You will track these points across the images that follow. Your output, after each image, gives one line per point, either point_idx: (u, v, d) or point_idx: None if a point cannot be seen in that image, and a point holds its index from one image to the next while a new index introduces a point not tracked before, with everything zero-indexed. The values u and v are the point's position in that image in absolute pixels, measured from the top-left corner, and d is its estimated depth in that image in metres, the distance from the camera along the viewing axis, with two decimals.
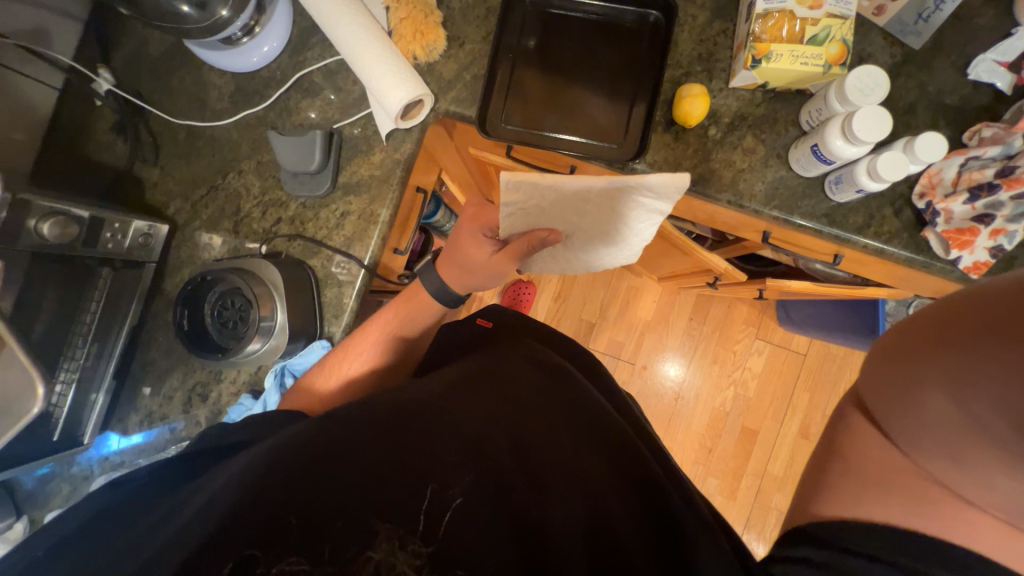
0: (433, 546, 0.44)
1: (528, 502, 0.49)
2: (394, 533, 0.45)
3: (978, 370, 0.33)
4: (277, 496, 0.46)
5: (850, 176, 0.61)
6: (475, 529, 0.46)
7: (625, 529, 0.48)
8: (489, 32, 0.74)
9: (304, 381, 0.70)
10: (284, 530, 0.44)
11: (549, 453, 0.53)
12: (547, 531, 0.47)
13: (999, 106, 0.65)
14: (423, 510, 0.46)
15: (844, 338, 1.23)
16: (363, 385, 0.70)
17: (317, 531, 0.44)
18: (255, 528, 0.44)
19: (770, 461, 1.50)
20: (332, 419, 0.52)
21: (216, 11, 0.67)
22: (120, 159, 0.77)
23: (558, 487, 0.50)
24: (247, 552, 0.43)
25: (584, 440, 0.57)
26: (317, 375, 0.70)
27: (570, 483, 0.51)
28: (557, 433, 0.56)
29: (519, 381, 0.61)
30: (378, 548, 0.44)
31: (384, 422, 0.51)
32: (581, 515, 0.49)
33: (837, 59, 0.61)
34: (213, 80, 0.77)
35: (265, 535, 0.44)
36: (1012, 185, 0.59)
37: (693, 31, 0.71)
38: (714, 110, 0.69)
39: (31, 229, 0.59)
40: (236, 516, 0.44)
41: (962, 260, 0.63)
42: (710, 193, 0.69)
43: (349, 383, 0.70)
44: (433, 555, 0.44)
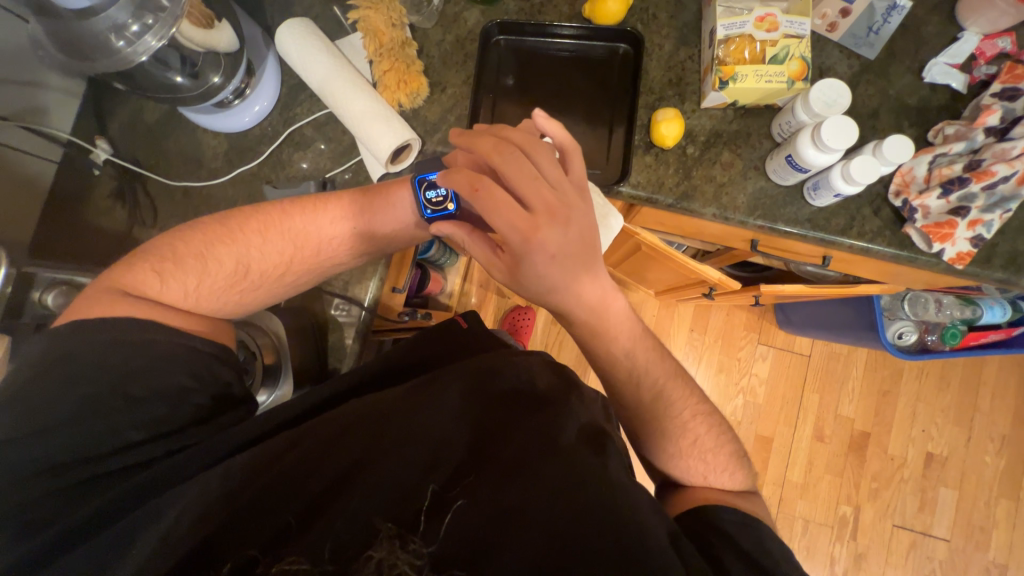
0: (432, 548, 0.44)
1: (520, 499, 0.48)
2: (393, 533, 0.44)
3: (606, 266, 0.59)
4: (275, 499, 0.48)
5: (826, 182, 0.63)
6: (475, 528, 0.46)
7: (619, 525, 0.46)
8: (468, 75, 0.77)
9: (133, 268, 0.60)
10: (285, 530, 0.46)
11: (538, 443, 0.52)
12: (536, 519, 0.47)
13: (958, 105, 0.69)
14: (424, 509, 0.47)
15: (845, 336, 1.24)
16: (198, 286, 0.61)
17: (318, 533, 0.45)
18: (257, 531, 0.46)
19: (789, 467, 1.48)
20: (326, 418, 0.54)
21: (209, 78, 0.70)
22: (118, 223, 0.78)
23: (543, 474, 0.50)
24: (248, 554, 0.44)
25: (579, 434, 0.54)
26: (166, 281, 0.59)
27: (563, 480, 0.49)
28: (546, 419, 0.54)
29: (498, 369, 0.59)
30: (379, 548, 0.42)
31: (370, 424, 0.53)
32: (572, 513, 0.47)
33: (799, 75, 0.65)
34: (208, 141, 0.80)
35: (266, 538, 0.45)
36: (982, 177, 0.62)
37: (661, 59, 0.74)
38: (689, 130, 0.72)
39: (37, 301, 0.61)
40: (234, 522, 0.46)
41: (945, 252, 0.64)
42: (695, 208, 0.71)
43: (216, 302, 0.62)
44: (433, 555, 0.43)
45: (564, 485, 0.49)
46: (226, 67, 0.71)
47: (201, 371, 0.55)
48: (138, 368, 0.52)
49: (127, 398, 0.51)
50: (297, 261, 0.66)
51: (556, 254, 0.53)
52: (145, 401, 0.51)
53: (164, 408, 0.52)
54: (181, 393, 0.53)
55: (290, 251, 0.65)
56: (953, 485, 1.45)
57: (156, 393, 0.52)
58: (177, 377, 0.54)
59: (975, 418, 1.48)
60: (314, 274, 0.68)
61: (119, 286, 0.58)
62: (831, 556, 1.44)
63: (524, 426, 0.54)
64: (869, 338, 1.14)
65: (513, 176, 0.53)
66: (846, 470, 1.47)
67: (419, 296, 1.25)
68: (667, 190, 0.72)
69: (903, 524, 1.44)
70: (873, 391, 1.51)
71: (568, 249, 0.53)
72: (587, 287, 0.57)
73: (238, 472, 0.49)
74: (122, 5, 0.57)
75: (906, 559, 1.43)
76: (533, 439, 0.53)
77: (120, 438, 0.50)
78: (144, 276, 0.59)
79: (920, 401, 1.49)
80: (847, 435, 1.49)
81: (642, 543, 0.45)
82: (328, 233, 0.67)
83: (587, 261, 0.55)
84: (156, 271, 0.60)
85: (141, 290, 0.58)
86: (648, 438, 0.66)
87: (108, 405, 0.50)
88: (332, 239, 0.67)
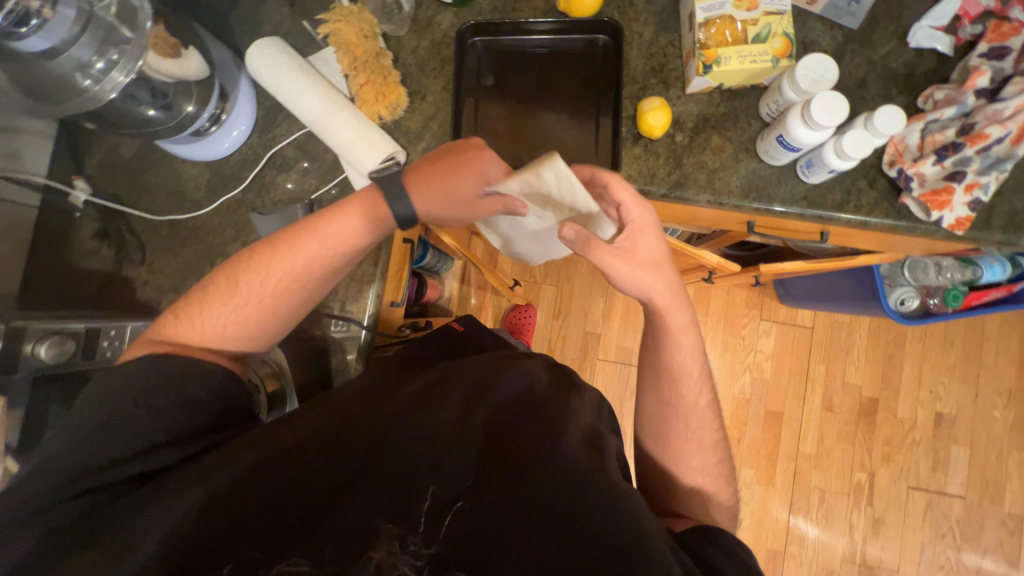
0: (433, 548, 0.44)
1: (521, 499, 0.47)
2: (393, 533, 0.45)
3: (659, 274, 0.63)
4: (274, 502, 0.47)
5: (819, 159, 0.63)
6: (477, 526, 0.46)
7: (616, 528, 0.46)
8: (447, 80, 0.75)
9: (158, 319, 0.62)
10: (286, 533, 0.45)
11: (537, 442, 0.51)
12: (536, 518, 0.46)
13: (944, 68, 0.68)
14: (424, 511, 0.46)
15: (846, 305, 1.23)
16: (207, 313, 0.60)
17: (319, 535, 0.45)
18: (259, 533, 0.45)
19: (801, 439, 1.49)
20: (323, 418, 0.53)
21: (182, 108, 0.68)
22: (107, 262, 0.76)
23: (544, 474, 0.49)
24: (249, 554, 0.44)
25: (578, 436, 0.53)
26: (179, 319, 0.60)
27: (562, 480, 0.48)
28: (546, 416, 0.54)
29: (497, 377, 0.58)
30: (379, 548, 0.44)
31: (370, 426, 0.52)
32: (571, 513, 0.47)
33: (783, 53, 0.63)
34: (188, 171, 0.78)
35: (265, 540, 0.45)
36: (976, 140, 0.61)
37: (641, 47, 0.73)
38: (676, 117, 0.71)
39: (28, 354, 0.59)
40: (228, 529, 0.45)
41: (944, 219, 0.64)
42: (690, 196, 0.70)
43: (219, 330, 0.60)
44: (433, 555, 0.44)
45: (563, 485, 0.48)
46: (199, 93, 0.69)
47: (210, 387, 0.54)
48: (155, 383, 0.52)
49: (148, 407, 0.51)
50: (286, 272, 0.61)
51: (632, 225, 0.61)
52: (163, 413, 0.51)
53: (185, 413, 0.52)
54: (200, 403, 0.53)
55: (276, 262, 0.61)
56: (964, 442, 1.47)
57: (178, 402, 0.52)
58: (193, 391, 0.53)
59: (981, 374, 1.49)
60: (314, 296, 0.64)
61: (148, 336, 0.60)
62: (850, 522, 1.45)
63: (524, 429, 0.53)
64: (871, 307, 1.14)
65: (526, 180, 0.60)
66: (858, 438, 1.48)
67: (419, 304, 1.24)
68: (660, 180, 0.71)
69: (918, 485, 1.46)
70: (877, 356, 1.51)
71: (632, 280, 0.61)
72: (645, 277, 0.62)
73: (243, 471, 0.48)
74: (85, 42, 0.56)
75: (924, 519, 1.44)
76: (534, 442, 0.51)
77: (141, 444, 0.50)
78: (166, 322, 0.60)
79: (925, 361, 1.50)
80: (856, 402, 1.50)
81: (642, 554, 0.44)
82: (312, 238, 0.61)
83: (649, 247, 0.63)
84: (171, 313, 0.61)
85: (162, 334, 0.60)
86: (691, 451, 0.64)
87: (129, 414, 0.50)
88: (321, 242, 0.61)
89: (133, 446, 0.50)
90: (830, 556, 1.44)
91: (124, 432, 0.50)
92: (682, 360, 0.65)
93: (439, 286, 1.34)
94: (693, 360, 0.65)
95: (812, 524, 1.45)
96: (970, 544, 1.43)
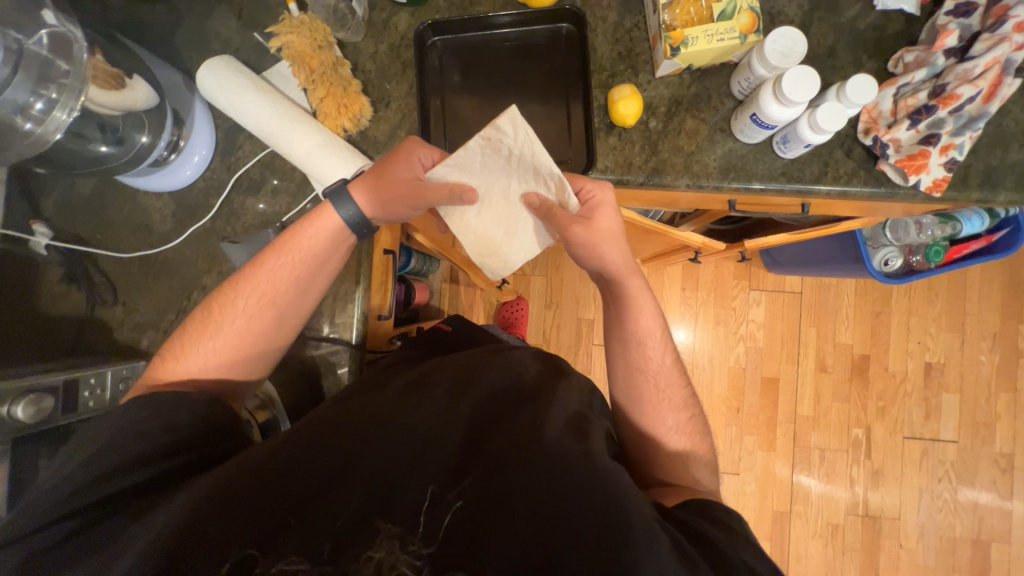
0: (432, 546, 0.44)
1: (515, 485, 0.47)
2: (393, 532, 0.44)
3: (613, 242, 0.64)
4: (265, 500, 0.46)
5: (795, 134, 0.62)
6: (470, 513, 0.46)
7: (613, 509, 0.45)
8: (411, 84, 0.73)
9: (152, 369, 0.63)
10: (280, 526, 0.45)
11: (526, 429, 0.52)
12: (529, 505, 0.46)
13: (913, 28, 0.67)
14: (422, 510, 0.46)
15: (831, 269, 1.24)
16: (197, 341, 0.62)
17: (316, 532, 0.44)
18: (252, 530, 0.45)
19: (798, 402, 1.52)
20: (312, 420, 0.54)
21: (135, 140, 0.65)
22: (79, 306, 0.74)
23: (533, 460, 0.49)
24: (246, 552, 0.43)
25: (567, 424, 0.55)
26: (166, 355, 0.62)
27: (552, 464, 0.49)
28: (534, 405, 0.55)
29: (482, 374, 0.60)
30: (378, 548, 0.43)
31: (359, 425, 0.53)
32: (565, 497, 0.46)
33: (751, 28, 0.62)
34: (151, 204, 0.75)
35: (260, 535, 0.44)
36: (948, 101, 0.61)
37: (606, 32, 0.71)
38: (648, 103, 0.70)
39: (5, 416, 0.56)
40: (220, 531, 0.44)
41: (922, 182, 0.63)
42: (669, 182, 0.69)
43: (202, 357, 0.61)
44: (432, 554, 0.43)
45: (555, 469, 0.48)
46: (151, 124, 0.66)
47: (198, 410, 0.55)
48: (150, 409, 0.53)
49: (144, 432, 0.51)
50: (270, 290, 0.64)
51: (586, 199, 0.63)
52: (159, 440, 0.52)
53: (179, 436, 0.53)
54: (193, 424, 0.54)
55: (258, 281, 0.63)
56: (953, 389, 1.51)
57: (168, 425, 0.53)
58: (193, 411, 0.54)
59: (966, 321, 1.52)
60: (297, 310, 0.66)
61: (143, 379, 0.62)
62: (851, 477, 1.49)
63: (514, 420, 0.54)
64: (856, 270, 1.14)
65: (483, 137, 0.60)
66: (852, 395, 1.52)
67: (408, 310, 1.23)
68: (637, 169, 0.69)
69: (913, 435, 1.50)
70: (866, 314, 1.53)
71: (587, 248, 0.64)
72: (602, 245, 0.64)
73: (236, 472, 0.48)
74: (19, 83, 0.53)
75: (920, 466, 1.49)
76: (521, 429, 0.52)
77: (139, 462, 0.50)
78: (159, 359, 0.63)
79: (912, 315, 1.52)
80: (848, 361, 1.53)
81: (627, 518, 0.44)
82: (289, 251, 0.65)
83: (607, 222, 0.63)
84: (164, 351, 0.63)
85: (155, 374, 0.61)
86: (665, 412, 0.65)
87: (133, 433, 0.51)
88: (295, 251, 0.65)
89: (131, 464, 0.50)
90: (834, 511, 1.49)
91: (123, 451, 0.50)
92: (647, 325, 0.67)
93: (428, 289, 1.32)
94: (655, 324, 0.68)
95: (815, 482, 1.49)
96: (966, 485, 1.48)
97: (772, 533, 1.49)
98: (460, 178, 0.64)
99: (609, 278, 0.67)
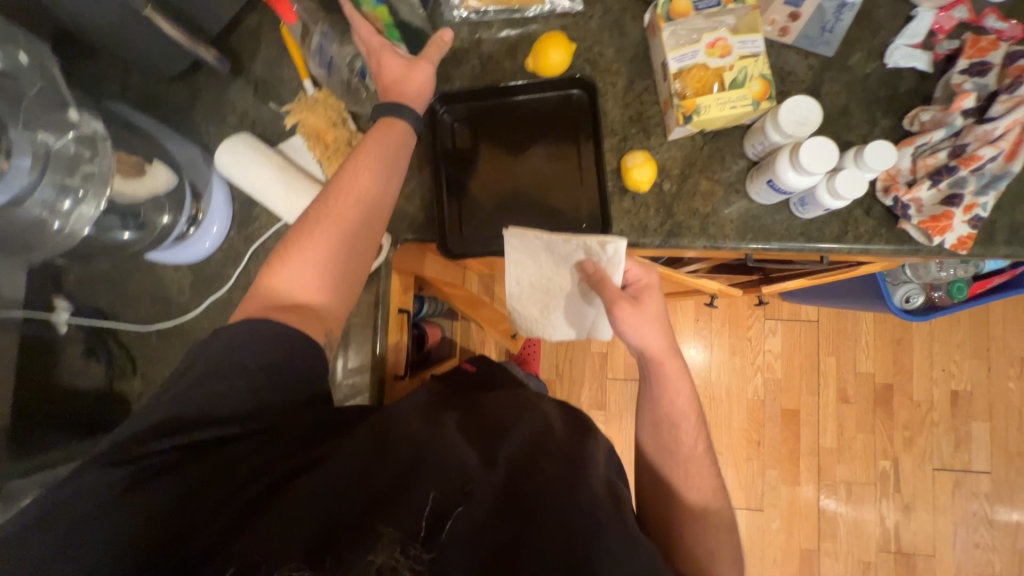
0: (434, 554, 0.40)
1: (536, 525, 0.43)
2: (394, 537, 0.40)
3: (651, 322, 0.62)
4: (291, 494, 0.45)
5: (813, 198, 0.61)
6: (479, 537, 0.42)
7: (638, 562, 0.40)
8: (424, 152, 0.74)
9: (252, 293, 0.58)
10: (291, 529, 0.42)
11: (558, 471, 0.47)
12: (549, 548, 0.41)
13: (925, 86, 0.67)
14: (426, 518, 0.42)
15: (847, 302, 1.21)
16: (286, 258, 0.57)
17: (324, 537, 0.41)
18: (262, 531, 0.42)
19: (820, 434, 1.48)
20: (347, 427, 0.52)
21: (157, 222, 0.68)
22: (98, 379, 0.74)
23: (560, 506, 0.44)
24: (248, 556, 0.40)
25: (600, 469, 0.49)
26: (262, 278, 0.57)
27: (582, 510, 0.43)
28: (569, 442, 0.51)
29: (517, 415, 0.54)
30: (379, 552, 0.39)
31: (388, 437, 0.49)
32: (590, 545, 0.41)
33: (763, 95, 0.62)
34: (170, 276, 0.76)
35: (267, 537, 0.41)
36: (969, 162, 0.60)
37: (617, 97, 0.72)
38: (661, 165, 0.70)
39: None
40: (264, 514, 0.44)
41: (946, 241, 0.63)
42: (686, 244, 0.68)
43: (293, 276, 0.56)
44: (433, 563, 0.40)
45: (581, 515, 0.43)
46: (171, 204, 0.69)
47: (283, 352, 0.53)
48: (247, 353, 0.52)
49: (238, 386, 0.52)
50: (346, 192, 0.58)
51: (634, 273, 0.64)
52: (248, 405, 0.52)
53: (247, 403, 0.51)
54: (280, 381, 0.53)
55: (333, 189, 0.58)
56: (983, 417, 1.46)
57: (258, 392, 0.52)
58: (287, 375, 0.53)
59: (991, 347, 1.47)
60: (381, 203, 0.60)
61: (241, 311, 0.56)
62: (880, 512, 1.44)
63: (550, 454, 0.48)
64: (876, 305, 1.12)
65: (587, 245, 0.66)
66: (877, 425, 1.47)
67: (421, 354, 1.22)
68: (653, 232, 0.69)
69: (943, 466, 1.45)
70: (886, 342, 1.49)
71: (630, 325, 0.62)
72: (640, 324, 0.62)
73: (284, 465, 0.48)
74: (46, 185, 0.56)
75: (953, 499, 1.43)
76: (557, 475, 0.46)
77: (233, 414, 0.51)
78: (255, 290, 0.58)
79: (934, 342, 1.48)
80: (870, 390, 1.49)
81: None
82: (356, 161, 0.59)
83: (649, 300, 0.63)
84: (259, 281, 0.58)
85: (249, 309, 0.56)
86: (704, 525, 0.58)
87: (231, 381, 0.51)
88: (362, 155, 0.59)
89: (221, 415, 0.50)
90: (865, 548, 1.43)
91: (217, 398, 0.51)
92: (686, 413, 0.62)
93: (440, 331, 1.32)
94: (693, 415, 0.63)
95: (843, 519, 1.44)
96: (1002, 519, 1.42)
97: (800, 573, 1.43)
98: (537, 259, 0.71)
99: (646, 360, 0.63)
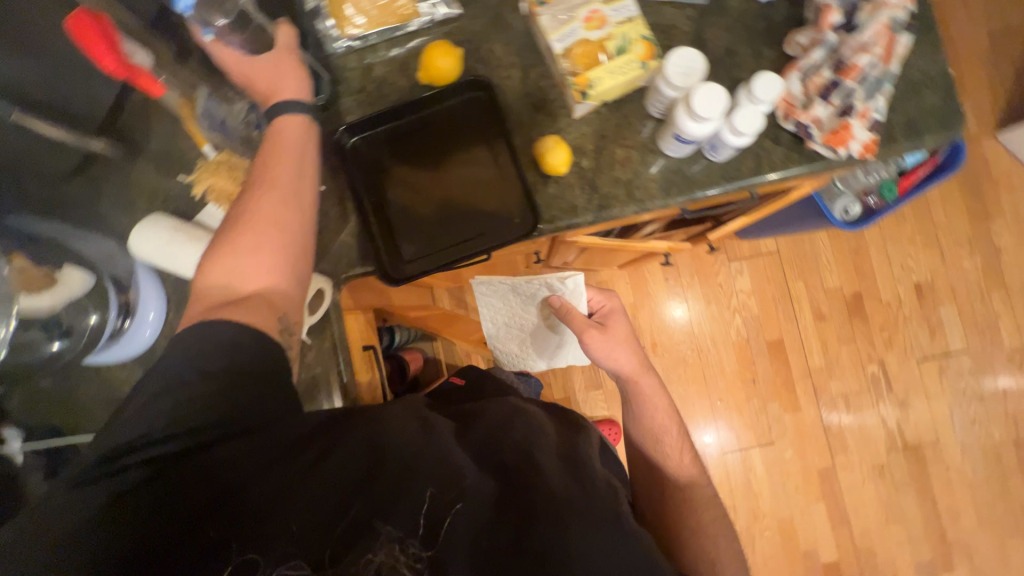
0: (430, 550, 0.47)
1: (524, 517, 0.50)
2: (393, 535, 0.47)
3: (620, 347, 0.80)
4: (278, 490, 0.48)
5: (720, 141, 0.63)
6: (471, 531, 0.49)
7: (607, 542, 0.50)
8: (343, 188, 0.73)
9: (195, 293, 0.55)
10: (285, 528, 0.46)
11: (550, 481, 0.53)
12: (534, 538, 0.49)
13: (797, 10, 0.70)
14: (422, 513, 0.48)
15: (796, 226, 1.25)
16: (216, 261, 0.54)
17: (317, 535, 0.46)
18: (262, 532, 0.46)
19: (807, 356, 1.52)
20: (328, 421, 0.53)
21: (84, 324, 0.66)
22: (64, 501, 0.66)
23: (549, 504, 0.51)
24: (246, 556, 0.44)
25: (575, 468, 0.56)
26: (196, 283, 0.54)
27: (563, 500, 0.51)
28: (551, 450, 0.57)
29: (508, 422, 0.59)
30: (378, 550, 0.46)
31: (372, 442, 0.52)
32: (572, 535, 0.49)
33: (649, 54, 0.65)
34: (117, 375, 0.73)
35: (259, 537, 0.45)
36: (851, 72, 0.64)
37: (516, 89, 0.73)
38: (575, 144, 0.71)
39: None
40: (255, 509, 0.46)
41: (852, 150, 0.65)
42: (618, 213, 0.69)
43: (227, 278, 0.53)
44: (432, 556, 0.46)
45: (562, 507, 0.51)
46: (94, 303, 0.67)
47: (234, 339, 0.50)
48: (199, 346, 0.49)
49: (194, 384, 0.48)
50: (269, 190, 0.56)
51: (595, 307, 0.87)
52: (211, 397, 0.48)
53: (216, 412, 0.48)
54: (238, 370, 0.49)
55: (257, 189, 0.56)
56: (948, 301, 1.52)
57: (209, 388, 0.48)
58: (245, 356, 0.50)
59: (939, 234, 1.54)
60: (305, 194, 0.58)
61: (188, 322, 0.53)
62: (880, 414, 1.49)
63: (536, 460, 0.54)
64: (821, 224, 1.16)
65: (549, 283, 0.85)
66: (856, 334, 1.53)
67: (405, 384, 1.20)
68: (584, 210, 0.70)
69: (924, 356, 1.51)
70: (845, 254, 1.55)
71: (602, 350, 0.80)
72: (613, 351, 0.80)
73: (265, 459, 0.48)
74: None
75: (941, 384, 1.50)
76: (550, 486, 0.52)
77: (198, 415, 0.48)
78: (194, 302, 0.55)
79: (887, 242, 1.54)
80: (842, 303, 1.54)
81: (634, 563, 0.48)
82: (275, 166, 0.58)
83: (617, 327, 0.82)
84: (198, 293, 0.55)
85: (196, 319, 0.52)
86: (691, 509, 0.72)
87: (187, 381, 0.48)
88: (276, 161, 0.58)
89: (186, 420, 0.47)
90: (875, 452, 1.48)
91: (175, 400, 0.48)
92: (664, 420, 0.79)
93: (420, 355, 1.31)
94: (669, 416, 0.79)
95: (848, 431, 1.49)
96: (989, 390, 1.49)
97: (824, 493, 1.47)
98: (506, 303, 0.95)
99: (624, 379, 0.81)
